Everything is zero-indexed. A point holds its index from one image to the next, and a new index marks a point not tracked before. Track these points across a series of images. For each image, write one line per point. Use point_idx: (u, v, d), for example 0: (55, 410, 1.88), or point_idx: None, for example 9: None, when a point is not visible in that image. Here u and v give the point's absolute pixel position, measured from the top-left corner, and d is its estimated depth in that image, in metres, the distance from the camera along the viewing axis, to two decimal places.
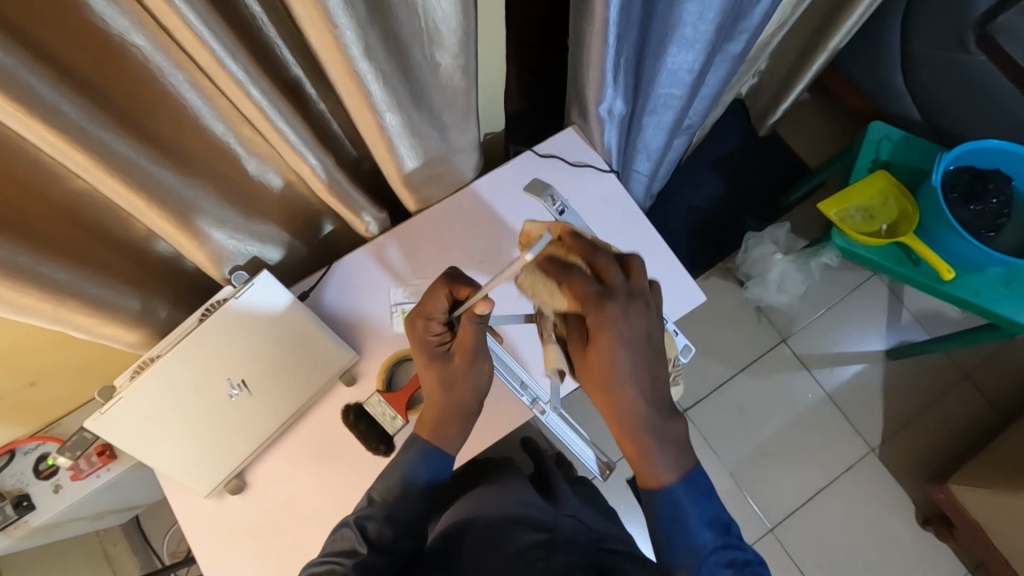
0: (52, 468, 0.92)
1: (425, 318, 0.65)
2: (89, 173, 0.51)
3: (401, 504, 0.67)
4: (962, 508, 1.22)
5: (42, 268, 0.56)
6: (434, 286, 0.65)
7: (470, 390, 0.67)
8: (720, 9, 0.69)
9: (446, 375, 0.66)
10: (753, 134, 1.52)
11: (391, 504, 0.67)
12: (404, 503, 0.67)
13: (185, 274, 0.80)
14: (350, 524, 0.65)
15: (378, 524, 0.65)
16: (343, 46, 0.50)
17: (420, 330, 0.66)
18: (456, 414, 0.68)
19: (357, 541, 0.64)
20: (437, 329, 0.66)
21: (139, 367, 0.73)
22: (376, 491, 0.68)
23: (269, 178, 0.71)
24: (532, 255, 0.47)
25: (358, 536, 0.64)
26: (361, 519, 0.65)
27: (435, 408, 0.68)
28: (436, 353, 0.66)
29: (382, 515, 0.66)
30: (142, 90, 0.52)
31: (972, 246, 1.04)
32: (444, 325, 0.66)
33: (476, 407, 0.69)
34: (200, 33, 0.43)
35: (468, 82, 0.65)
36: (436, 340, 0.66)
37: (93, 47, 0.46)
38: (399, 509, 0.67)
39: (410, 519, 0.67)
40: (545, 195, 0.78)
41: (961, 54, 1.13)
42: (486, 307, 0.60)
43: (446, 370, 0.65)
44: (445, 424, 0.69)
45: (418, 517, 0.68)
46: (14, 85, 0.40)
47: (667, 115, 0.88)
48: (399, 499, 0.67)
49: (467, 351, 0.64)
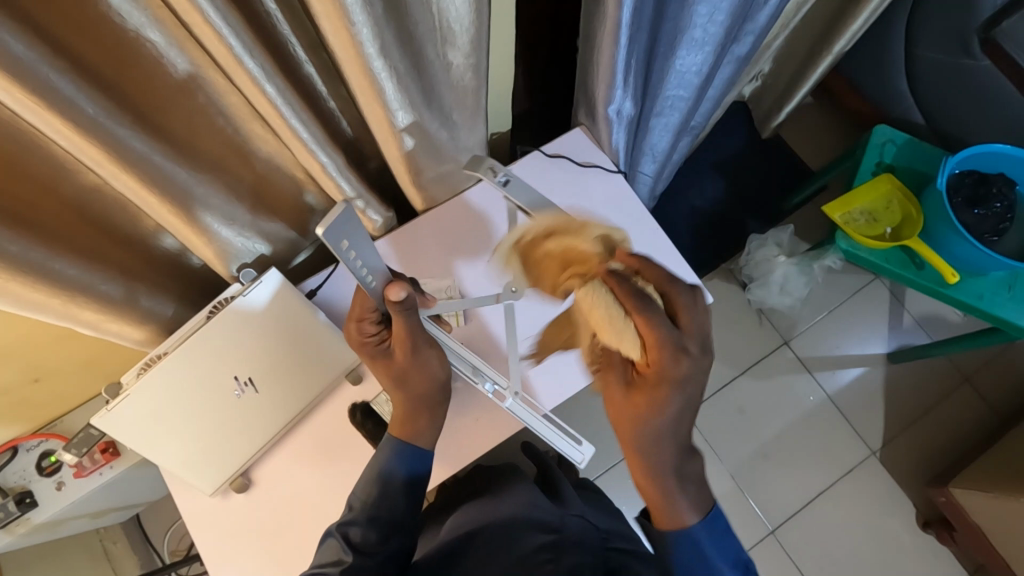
0: (55, 466, 0.92)
1: (358, 320, 0.70)
2: (101, 168, 0.51)
3: (383, 502, 0.68)
4: (962, 512, 1.23)
5: (53, 264, 0.56)
6: (358, 289, 0.70)
7: (424, 379, 0.71)
8: (729, 10, 0.70)
9: (396, 373, 0.70)
10: (756, 136, 1.52)
11: (371, 507, 0.67)
12: (385, 504, 0.68)
13: (191, 271, 0.80)
14: (333, 533, 0.66)
15: (361, 529, 0.66)
16: (359, 44, 0.50)
17: (355, 336, 0.70)
18: (425, 403, 0.71)
19: (343, 551, 0.65)
20: (372, 329, 0.70)
21: (146, 363, 0.73)
22: (356, 496, 0.69)
23: (280, 176, 0.72)
24: (323, 227, 0.49)
25: (344, 544, 0.65)
26: (344, 527, 0.67)
27: (401, 403, 0.71)
28: (378, 352, 0.70)
29: (365, 518, 0.67)
30: (156, 85, 0.51)
31: (975, 250, 1.04)
32: (377, 323, 0.70)
33: (441, 394, 0.72)
34: (217, 28, 0.43)
35: (478, 82, 0.65)
36: (373, 339, 0.70)
37: (110, 43, 0.46)
38: (381, 509, 0.68)
39: (390, 517, 0.68)
40: None
41: (965, 58, 1.13)
42: (397, 292, 0.63)
43: (393, 367, 0.70)
44: (417, 417, 0.72)
45: (405, 510, 0.69)
46: (31, 80, 0.40)
47: (675, 117, 0.88)
48: (380, 500, 0.68)
49: (404, 344, 0.68)
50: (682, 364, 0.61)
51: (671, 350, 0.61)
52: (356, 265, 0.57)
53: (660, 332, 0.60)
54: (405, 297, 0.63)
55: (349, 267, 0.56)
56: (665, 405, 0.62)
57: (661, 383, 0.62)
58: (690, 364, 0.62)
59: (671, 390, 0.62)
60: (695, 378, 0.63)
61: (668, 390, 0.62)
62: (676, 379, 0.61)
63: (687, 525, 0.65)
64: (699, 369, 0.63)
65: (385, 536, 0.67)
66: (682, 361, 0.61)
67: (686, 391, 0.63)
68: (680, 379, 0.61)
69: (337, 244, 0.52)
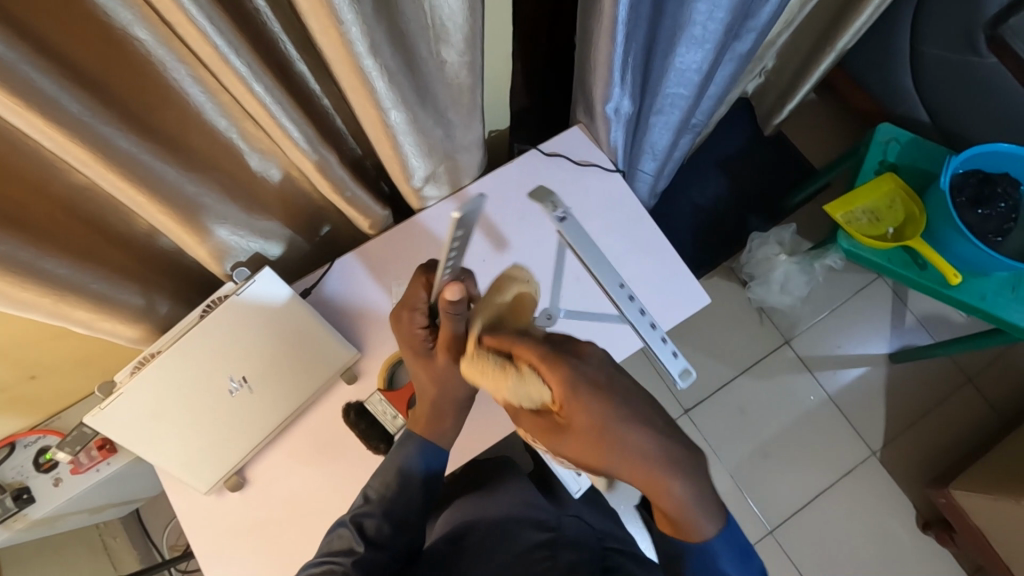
0: (52, 462, 0.92)
1: (409, 309, 0.68)
2: (88, 168, 0.51)
3: (400, 498, 0.68)
4: (962, 512, 1.22)
5: (44, 263, 0.56)
6: (415, 279, 0.69)
7: (455, 388, 0.67)
8: (729, 7, 0.68)
9: (436, 374, 0.67)
10: (758, 133, 1.51)
11: (388, 500, 0.67)
12: (400, 499, 0.68)
13: (186, 269, 0.79)
14: (347, 523, 0.66)
15: (376, 522, 0.66)
16: (349, 42, 0.49)
17: (407, 325, 0.68)
18: (449, 408, 0.69)
19: (356, 541, 0.65)
20: (421, 322, 0.67)
21: (140, 362, 0.73)
22: (372, 488, 0.69)
23: (272, 174, 0.71)
24: (459, 211, 0.48)
25: (357, 534, 0.65)
26: (359, 518, 0.66)
27: (429, 405, 0.69)
28: (421, 347, 0.68)
29: (381, 511, 0.67)
30: (144, 83, 0.51)
31: (979, 251, 1.03)
32: (427, 318, 0.68)
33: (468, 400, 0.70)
34: (203, 27, 0.43)
35: (473, 79, 0.64)
36: (422, 333, 0.68)
37: (97, 41, 0.46)
38: (397, 504, 0.67)
39: (405, 513, 0.68)
40: (548, 202, 0.83)
41: (971, 56, 1.11)
42: (454, 292, 0.58)
43: (435, 367, 0.67)
44: (441, 420, 0.70)
45: (421, 506, 0.69)
46: (13, 79, 0.40)
47: (674, 115, 0.87)
48: (397, 495, 0.68)
49: (449, 350, 0.64)
50: (580, 368, 0.52)
51: (555, 357, 0.52)
52: (450, 244, 0.53)
53: (542, 347, 0.52)
54: (459, 300, 0.59)
55: (448, 250, 0.54)
56: (594, 416, 0.51)
57: (577, 391, 0.51)
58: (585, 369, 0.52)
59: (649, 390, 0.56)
60: (605, 373, 0.53)
61: (589, 397, 0.51)
62: (581, 387, 0.51)
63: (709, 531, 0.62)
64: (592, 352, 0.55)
65: (397, 531, 0.67)
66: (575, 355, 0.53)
67: (612, 392, 0.53)
68: (592, 386, 0.51)
69: (455, 231, 0.50)
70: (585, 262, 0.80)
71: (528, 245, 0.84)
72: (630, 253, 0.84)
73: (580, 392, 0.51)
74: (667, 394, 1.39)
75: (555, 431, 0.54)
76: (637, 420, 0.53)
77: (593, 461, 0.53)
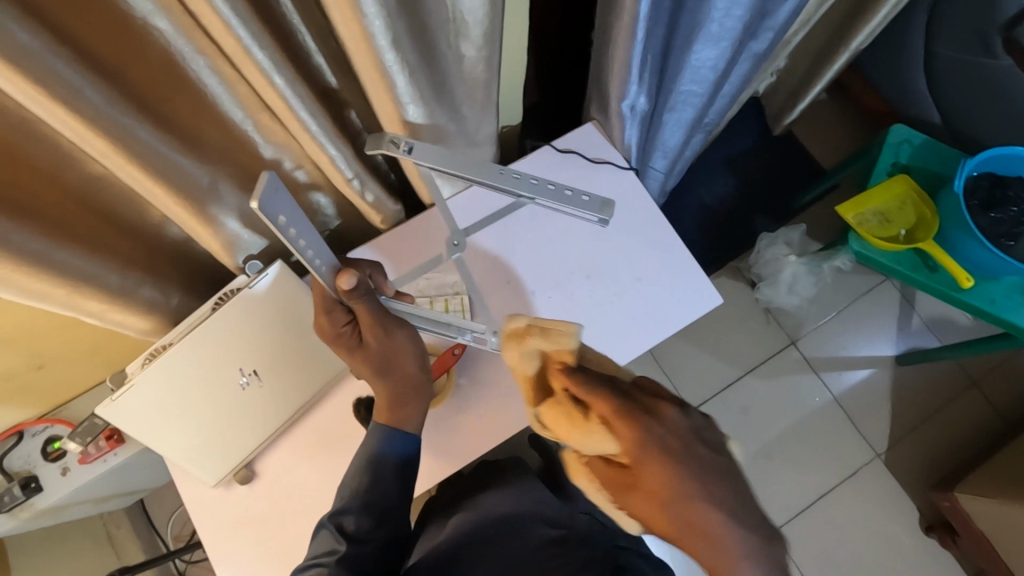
0: (60, 451, 0.93)
1: (325, 313, 0.67)
2: (106, 158, 0.51)
3: (374, 490, 0.67)
4: (966, 516, 1.22)
5: (58, 254, 0.55)
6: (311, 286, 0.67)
7: (405, 363, 0.69)
8: (748, 5, 0.68)
9: (375, 360, 0.68)
10: (768, 133, 1.50)
11: (362, 495, 0.67)
12: (377, 492, 0.67)
13: (197, 261, 0.79)
14: (326, 524, 0.66)
15: (354, 517, 0.66)
16: (370, 35, 0.49)
17: (329, 329, 0.68)
18: (409, 386, 0.70)
19: (337, 540, 0.65)
20: (343, 319, 0.67)
21: (151, 354, 0.73)
22: (346, 484, 0.68)
23: (286, 166, 0.70)
24: (254, 202, 0.43)
25: (337, 534, 0.65)
26: (337, 517, 0.66)
27: (386, 393, 0.69)
28: (350, 341, 0.68)
29: (358, 506, 0.66)
30: (163, 74, 0.50)
31: (991, 254, 1.02)
32: (346, 313, 0.67)
33: (425, 373, 0.71)
34: (225, 17, 0.42)
35: (490, 75, 0.63)
36: (346, 328, 0.67)
37: (117, 31, 0.45)
38: (372, 498, 0.67)
39: (383, 503, 0.67)
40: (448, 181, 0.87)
41: (986, 58, 1.10)
42: (348, 280, 0.61)
43: (370, 356, 0.68)
44: (407, 405, 0.70)
45: (398, 497, 0.68)
46: (34, 68, 0.39)
47: (688, 112, 0.87)
48: (371, 489, 0.67)
49: (374, 328, 0.66)
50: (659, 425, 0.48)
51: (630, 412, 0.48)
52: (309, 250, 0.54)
53: (621, 398, 0.49)
54: (356, 283, 0.62)
55: (303, 261, 0.54)
56: (665, 480, 0.46)
57: (646, 450, 0.47)
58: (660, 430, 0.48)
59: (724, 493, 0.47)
60: (687, 442, 0.48)
61: (658, 459, 0.46)
62: (649, 441, 0.47)
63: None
64: (673, 417, 0.49)
65: (378, 522, 0.67)
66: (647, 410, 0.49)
67: (687, 460, 0.47)
68: (665, 447, 0.47)
69: (272, 220, 0.46)
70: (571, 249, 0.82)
71: (538, 236, 0.83)
72: (642, 253, 0.83)
73: (652, 448, 0.47)
74: (670, 392, 1.39)
75: (621, 487, 0.49)
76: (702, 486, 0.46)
77: (657, 526, 0.47)
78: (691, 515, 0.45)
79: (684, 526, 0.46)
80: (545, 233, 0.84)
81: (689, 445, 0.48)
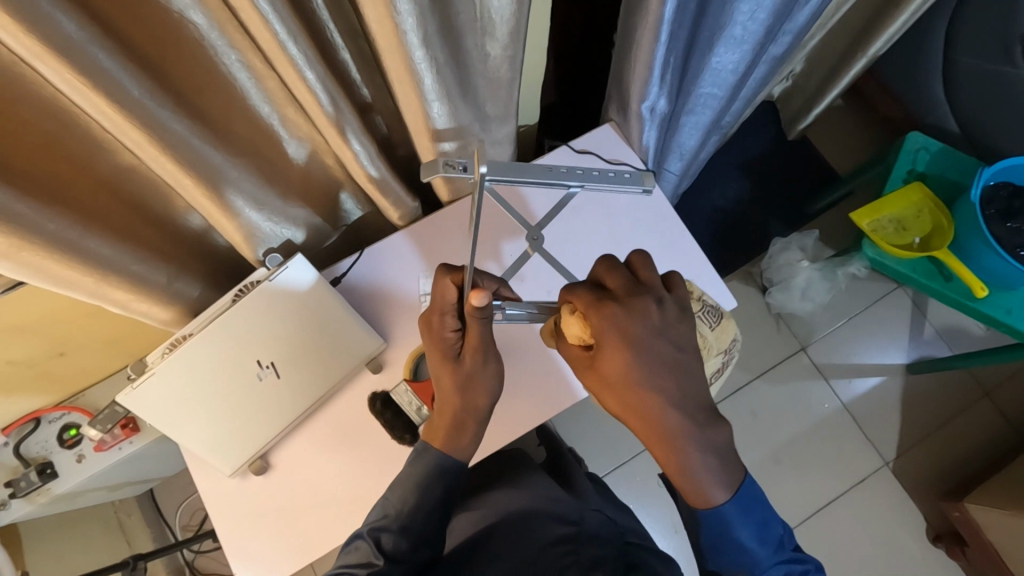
0: (76, 438, 0.94)
1: (439, 313, 0.66)
2: (142, 150, 0.51)
3: (417, 512, 0.66)
4: (976, 527, 1.21)
5: (89, 243, 0.56)
6: (439, 279, 0.65)
7: (483, 394, 0.67)
8: (771, 8, 0.68)
9: (462, 378, 0.67)
10: (782, 138, 1.49)
11: (404, 515, 0.65)
12: (419, 514, 0.66)
13: (218, 254, 0.80)
14: (364, 536, 0.65)
15: (393, 536, 0.65)
16: (402, 33, 0.50)
17: (437, 329, 0.67)
18: (471, 417, 0.68)
19: (374, 556, 0.63)
20: (452, 325, 0.66)
21: (171, 344, 0.74)
22: (391, 502, 0.67)
23: (308, 161, 0.71)
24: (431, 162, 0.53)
25: (375, 548, 0.63)
26: (376, 532, 0.65)
27: (449, 415, 0.68)
28: (451, 351, 0.67)
29: (397, 526, 0.65)
30: (197, 68, 0.51)
31: (1006, 263, 1.02)
32: (458, 321, 0.66)
33: (491, 412, 0.69)
34: (263, 13, 0.43)
35: (514, 74, 0.64)
36: (452, 335, 0.67)
37: (155, 26, 0.46)
38: (414, 520, 0.66)
39: (423, 527, 0.66)
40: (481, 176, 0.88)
41: (1007, 66, 1.09)
42: (481, 298, 0.59)
43: (461, 372, 0.67)
44: (462, 433, 0.68)
45: (437, 522, 0.67)
46: (79, 60, 0.40)
47: (706, 115, 0.87)
48: (415, 510, 0.66)
49: (478, 351, 0.65)
50: (623, 312, 0.53)
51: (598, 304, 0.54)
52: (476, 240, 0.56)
53: (591, 294, 0.55)
54: (485, 305, 0.60)
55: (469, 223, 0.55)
56: (620, 369, 0.53)
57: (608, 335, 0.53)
58: (639, 320, 0.53)
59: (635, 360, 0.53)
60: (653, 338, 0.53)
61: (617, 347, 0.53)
62: (613, 326, 0.53)
63: (718, 498, 0.57)
64: (649, 312, 0.54)
65: (415, 546, 0.65)
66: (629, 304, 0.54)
67: (649, 352, 0.53)
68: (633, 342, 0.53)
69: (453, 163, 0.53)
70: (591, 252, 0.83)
71: (556, 236, 0.84)
72: (659, 254, 0.84)
73: (613, 334, 0.53)
74: None
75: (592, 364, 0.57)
76: (659, 384, 0.53)
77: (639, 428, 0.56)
78: (645, 401, 0.53)
79: (635, 405, 0.54)
80: (563, 232, 0.84)
81: (656, 342, 0.53)
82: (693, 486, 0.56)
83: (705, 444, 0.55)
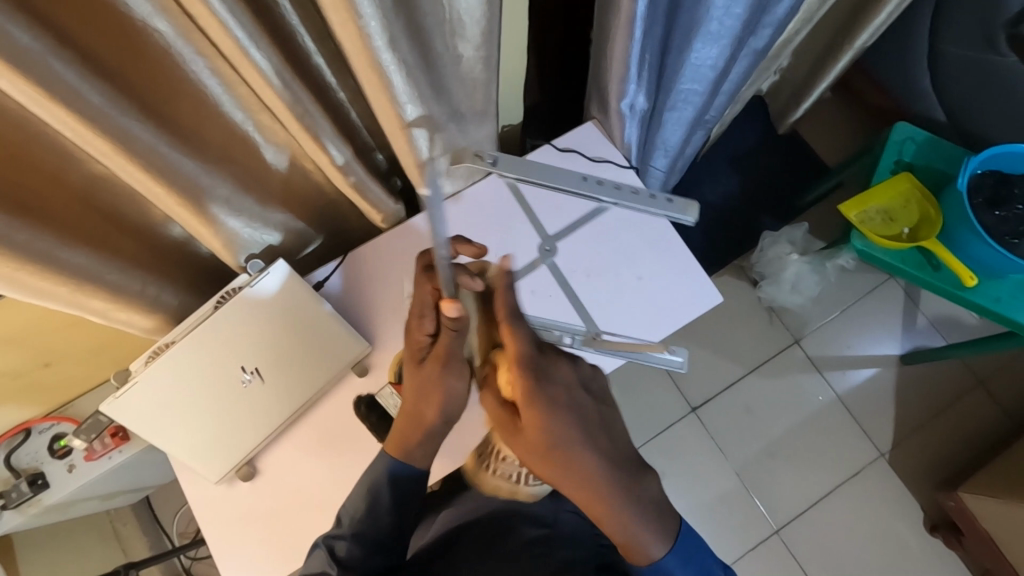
0: (66, 449, 0.94)
1: (418, 315, 0.65)
2: (108, 158, 0.52)
3: (370, 521, 0.66)
4: (971, 517, 1.21)
5: (60, 252, 0.56)
6: (421, 284, 0.65)
7: (440, 405, 0.63)
8: (746, 3, 0.68)
9: (418, 381, 0.64)
10: (772, 131, 1.49)
11: (357, 523, 0.66)
12: (371, 522, 0.66)
13: (199, 261, 0.80)
14: (320, 545, 0.66)
15: (347, 543, 0.65)
16: (367, 36, 0.50)
17: (414, 331, 0.65)
18: (418, 426, 0.64)
19: (328, 564, 0.65)
20: (429, 329, 0.64)
21: (153, 352, 0.74)
22: (346, 512, 0.67)
23: (283, 164, 0.70)
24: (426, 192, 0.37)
25: (330, 558, 0.65)
26: (331, 539, 0.66)
27: (402, 422, 0.65)
28: (420, 353, 0.65)
29: (351, 534, 0.66)
30: (163, 76, 0.51)
31: (994, 251, 1.01)
32: (436, 325, 0.64)
33: (444, 429, 0.65)
34: (224, 20, 0.44)
35: (488, 74, 0.64)
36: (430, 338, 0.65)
37: (113, 31, 0.46)
38: (367, 527, 0.66)
39: (376, 534, 0.66)
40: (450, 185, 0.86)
41: (992, 55, 1.09)
42: (452, 309, 0.56)
43: (419, 376, 0.64)
44: (411, 442, 0.66)
45: (390, 527, 0.67)
46: (37, 71, 0.41)
47: (687, 111, 0.86)
48: (367, 518, 0.66)
49: (438, 359, 0.62)
50: (564, 377, 0.56)
51: (531, 368, 0.55)
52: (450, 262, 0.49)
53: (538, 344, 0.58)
54: (456, 316, 0.57)
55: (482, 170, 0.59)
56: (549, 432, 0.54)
57: (536, 398, 0.54)
58: (554, 382, 0.55)
59: (552, 418, 0.53)
60: (575, 394, 0.56)
61: (541, 407, 0.53)
62: (538, 396, 0.53)
63: (656, 553, 0.58)
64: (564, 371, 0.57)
65: (369, 554, 0.66)
66: (547, 372, 0.55)
67: (569, 407, 0.54)
68: (551, 403, 0.54)
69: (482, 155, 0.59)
70: (583, 250, 0.84)
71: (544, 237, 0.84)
72: (645, 252, 0.84)
73: (535, 408, 0.53)
74: (673, 393, 1.39)
75: (508, 428, 0.57)
76: (586, 437, 0.54)
77: (543, 469, 0.55)
78: (573, 459, 0.54)
79: (566, 467, 0.54)
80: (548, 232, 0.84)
81: (576, 396, 0.56)
82: (611, 518, 0.56)
83: (633, 496, 0.56)
